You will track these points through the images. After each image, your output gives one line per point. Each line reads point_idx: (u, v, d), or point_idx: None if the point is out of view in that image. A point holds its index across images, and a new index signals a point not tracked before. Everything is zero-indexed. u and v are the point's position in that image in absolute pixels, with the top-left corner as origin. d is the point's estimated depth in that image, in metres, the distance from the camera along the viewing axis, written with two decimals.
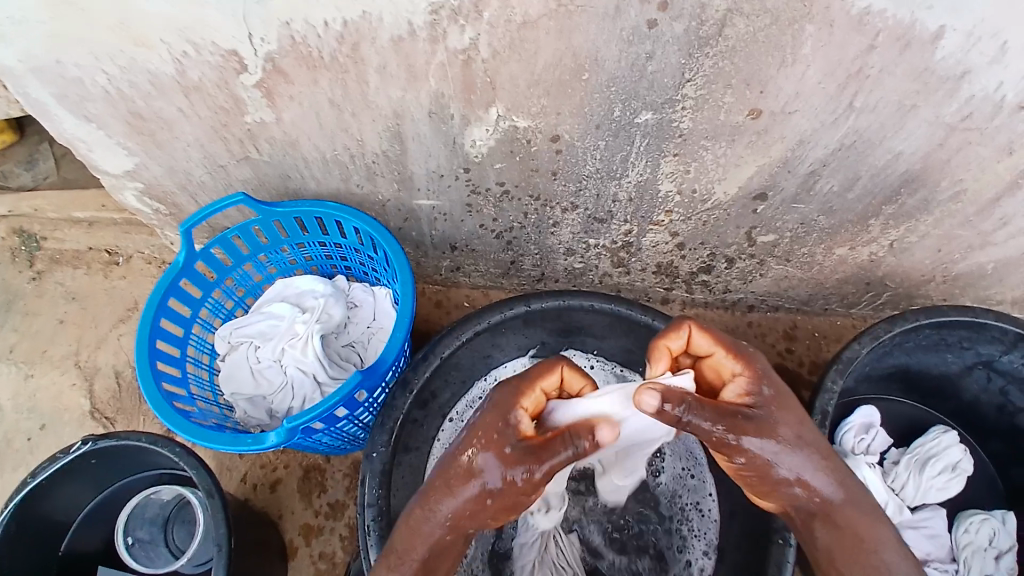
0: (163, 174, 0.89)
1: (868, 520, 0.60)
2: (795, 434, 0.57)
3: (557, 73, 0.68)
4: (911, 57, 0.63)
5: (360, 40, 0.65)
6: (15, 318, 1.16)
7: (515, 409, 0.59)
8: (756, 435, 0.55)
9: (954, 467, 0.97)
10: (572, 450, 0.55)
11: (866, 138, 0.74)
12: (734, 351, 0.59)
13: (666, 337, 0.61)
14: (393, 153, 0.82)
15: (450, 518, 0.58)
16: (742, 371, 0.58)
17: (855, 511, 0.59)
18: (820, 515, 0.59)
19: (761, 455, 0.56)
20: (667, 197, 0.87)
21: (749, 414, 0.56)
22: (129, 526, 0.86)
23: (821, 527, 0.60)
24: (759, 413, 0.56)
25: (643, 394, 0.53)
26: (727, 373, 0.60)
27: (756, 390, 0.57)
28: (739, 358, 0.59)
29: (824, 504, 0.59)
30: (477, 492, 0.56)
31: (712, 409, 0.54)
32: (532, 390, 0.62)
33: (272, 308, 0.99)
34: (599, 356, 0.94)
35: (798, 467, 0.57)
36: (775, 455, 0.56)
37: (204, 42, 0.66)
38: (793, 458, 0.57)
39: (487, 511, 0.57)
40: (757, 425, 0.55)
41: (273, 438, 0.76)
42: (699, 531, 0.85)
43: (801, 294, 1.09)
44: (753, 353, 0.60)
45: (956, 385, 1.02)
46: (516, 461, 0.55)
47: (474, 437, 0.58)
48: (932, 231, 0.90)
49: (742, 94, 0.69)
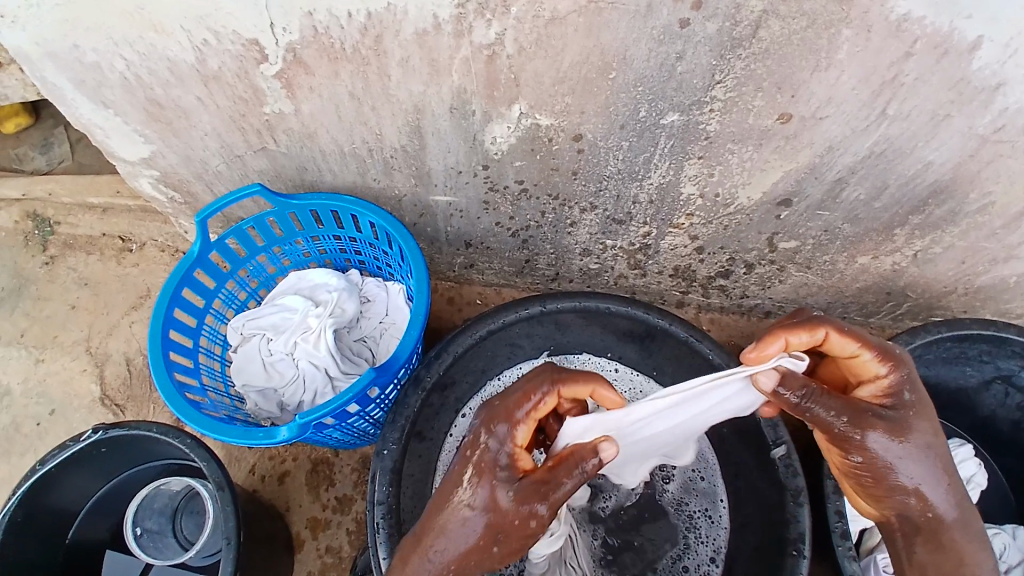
0: (180, 163, 0.88)
1: (970, 544, 0.60)
2: (925, 443, 0.58)
3: (583, 71, 0.66)
4: (948, 66, 0.61)
5: (383, 33, 0.63)
6: (27, 302, 1.17)
7: (507, 445, 0.57)
8: (887, 434, 0.57)
9: (968, 480, 0.95)
10: (576, 479, 0.57)
11: (896, 147, 0.72)
12: (884, 353, 0.60)
13: (788, 332, 0.59)
14: (411, 148, 0.81)
15: (451, 565, 0.57)
16: (886, 374, 0.59)
17: (961, 536, 0.60)
18: (924, 532, 0.60)
19: (883, 456, 0.57)
20: (689, 200, 0.86)
21: (882, 413, 0.58)
22: (139, 516, 0.85)
23: (922, 545, 0.60)
24: (892, 415, 0.58)
25: (762, 374, 0.58)
26: (870, 374, 0.60)
27: (893, 394, 0.59)
28: (887, 360, 0.59)
29: (932, 520, 0.59)
30: (475, 539, 0.56)
31: (841, 400, 0.57)
32: (522, 418, 0.58)
33: (285, 301, 0.98)
34: (622, 363, 0.92)
35: (917, 476, 0.58)
36: (896, 458, 0.58)
37: (225, 31, 0.65)
38: (915, 467, 0.58)
39: (494, 557, 0.57)
40: (888, 425, 0.58)
41: (285, 433, 0.75)
42: (707, 537, 0.84)
43: (821, 302, 1.07)
44: (903, 357, 0.61)
45: (974, 400, 1.00)
46: (521, 501, 0.55)
47: (466, 475, 0.57)
48: (957, 243, 0.87)
49: (773, 98, 0.67)
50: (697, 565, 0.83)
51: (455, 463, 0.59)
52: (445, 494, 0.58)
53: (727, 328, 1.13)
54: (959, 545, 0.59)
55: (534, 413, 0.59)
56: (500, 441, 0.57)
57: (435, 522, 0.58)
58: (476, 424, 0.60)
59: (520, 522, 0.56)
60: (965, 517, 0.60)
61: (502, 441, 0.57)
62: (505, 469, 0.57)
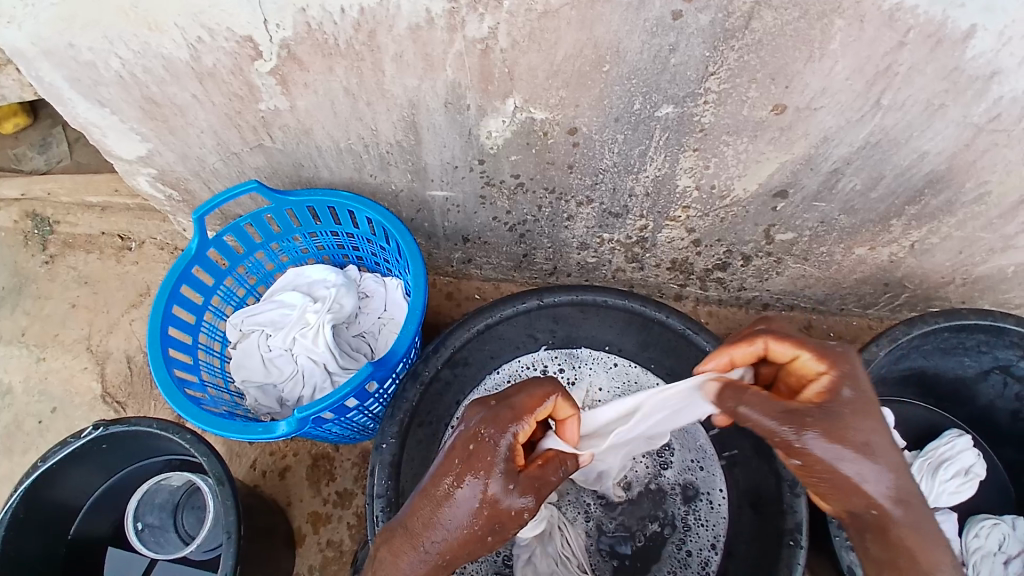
0: (177, 160, 0.88)
1: (926, 544, 0.55)
2: (868, 441, 0.55)
3: (577, 64, 0.66)
4: (941, 55, 0.61)
5: (376, 28, 0.63)
6: (27, 302, 1.17)
7: (507, 438, 0.59)
8: (821, 431, 0.54)
9: (967, 471, 0.96)
10: (561, 475, 0.62)
11: (892, 137, 0.72)
12: (822, 354, 0.58)
13: (732, 347, 0.64)
14: (407, 143, 0.81)
15: (440, 551, 0.57)
16: (825, 373, 0.57)
17: (914, 536, 0.55)
18: (875, 529, 0.56)
19: (822, 454, 0.54)
20: (685, 192, 0.86)
21: (819, 411, 0.55)
22: (140, 512, 0.86)
23: (874, 541, 0.57)
24: (829, 413, 0.55)
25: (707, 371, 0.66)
26: (810, 375, 0.58)
27: (831, 391, 0.56)
28: (824, 358, 0.58)
29: (882, 516, 0.55)
30: (469, 525, 0.57)
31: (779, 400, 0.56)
32: (526, 418, 0.60)
33: (284, 297, 0.98)
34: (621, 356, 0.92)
35: (861, 472, 0.54)
36: (837, 459, 0.54)
37: (219, 27, 0.65)
38: (860, 463, 0.54)
39: (485, 547, 0.59)
40: (823, 421, 0.55)
41: (284, 427, 0.76)
42: (707, 521, 0.84)
43: (818, 293, 1.07)
44: (848, 355, 0.58)
45: (972, 390, 1.00)
46: (520, 493, 0.58)
47: (464, 466, 0.58)
48: (954, 234, 0.87)
49: (767, 89, 0.67)
50: (698, 550, 0.83)
51: (448, 458, 0.59)
52: (434, 487, 0.58)
53: (725, 320, 1.14)
54: (911, 545, 0.55)
55: (535, 414, 0.61)
56: (499, 436, 0.59)
57: (422, 517, 0.58)
58: (473, 421, 0.61)
59: (515, 514, 0.58)
60: (918, 516, 0.56)
61: (502, 438, 0.59)
62: (504, 465, 0.58)
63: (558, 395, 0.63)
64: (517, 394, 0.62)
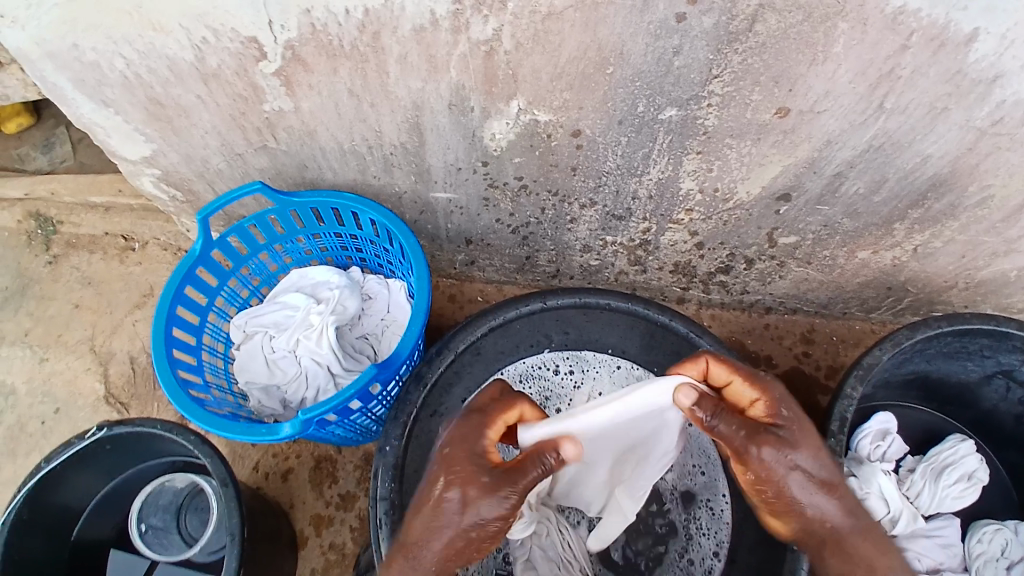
0: (181, 161, 0.88)
1: (881, 550, 0.62)
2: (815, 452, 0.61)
3: (581, 67, 0.66)
4: (944, 58, 0.61)
5: (380, 29, 0.64)
6: (30, 302, 1.17)
7: (482, 440, 0.61)
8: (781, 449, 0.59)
9: (970, 476, 0.96)
10: (541, 468, 0.60)
11: (895, 140, 0.72)
12: (750, 378, 0.63)
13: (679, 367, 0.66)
14: (411, 145, 0.81)
15: (440, 552, 0.59)
16: (760, 397, 0.62)
17: (866, 541, 0.62)
18: (832, 544, 0.62)
19: (781, 471, 0.60)
20: (688, 195, 0.86)
21: (772, 430, 0.60)
22: (144, 513, 0.87)
23: (833, 557, 0.62)
24: (781, 430, 0.60)
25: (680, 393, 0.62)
26: (748, 400, 0.64)
27: (772, 411, 0.61)
28: (754, 385, 0.63)
29: (834, 530, 0.61)
30: (463, 526, 0.58)
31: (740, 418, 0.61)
32: (497, 421, 0.63)
33: (288, 299, 0.99)
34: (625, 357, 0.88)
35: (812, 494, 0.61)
36: (791, 475, 0.60)
37: (224, 29, 0.65)
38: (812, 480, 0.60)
39: (473, 549, 0.60)
40: (773, 441, 0.59)
41: (288, 429, 0.76)
42: (708, 530, 0.84)
43: (821, 297, 1.07)
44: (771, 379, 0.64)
45: (975, 394, 1.00)
46: (496, 488, 0.58)
47: (451, 468, 0.60)
48: (957, 237, 0.87)
49: (771, 92, 0.67)
50: (701, 558, 0.82)
51: (434, 464, 0.61)
52: (427, 496, 0.60)
53: (728, 324, 1.13)
54: (867, 548, 0.62)
55: (506, 418, 0.64)
56: (477, 439, 0.62)
57: (418, 529, 0.59)
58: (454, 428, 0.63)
59: (494, 517, 0.58)
60: (867, 522, 0.62)
61: (479, 440, 0.61)
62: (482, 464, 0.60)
63: (523, 406, 0.66)
64: (491, 400, 0.65)
